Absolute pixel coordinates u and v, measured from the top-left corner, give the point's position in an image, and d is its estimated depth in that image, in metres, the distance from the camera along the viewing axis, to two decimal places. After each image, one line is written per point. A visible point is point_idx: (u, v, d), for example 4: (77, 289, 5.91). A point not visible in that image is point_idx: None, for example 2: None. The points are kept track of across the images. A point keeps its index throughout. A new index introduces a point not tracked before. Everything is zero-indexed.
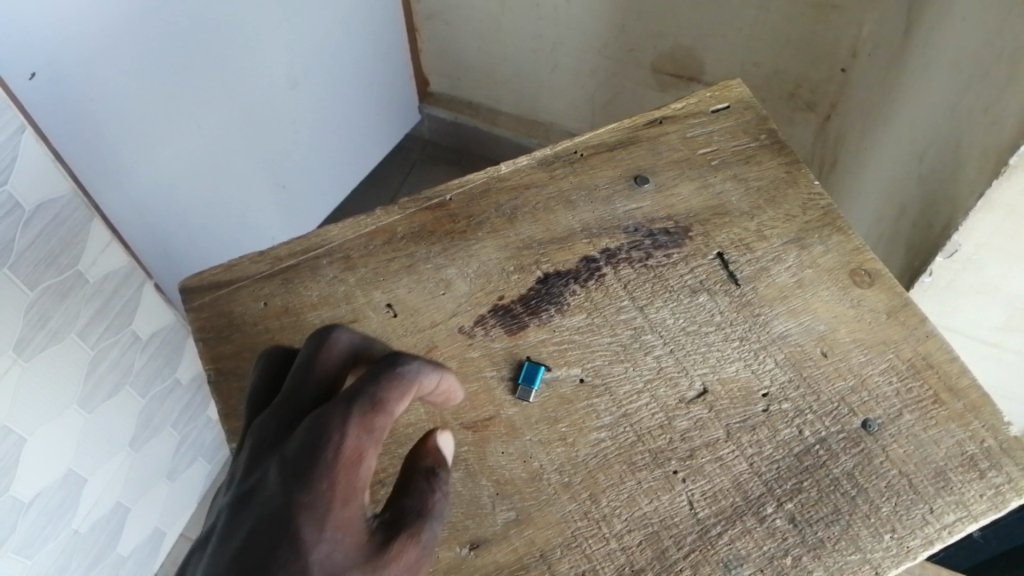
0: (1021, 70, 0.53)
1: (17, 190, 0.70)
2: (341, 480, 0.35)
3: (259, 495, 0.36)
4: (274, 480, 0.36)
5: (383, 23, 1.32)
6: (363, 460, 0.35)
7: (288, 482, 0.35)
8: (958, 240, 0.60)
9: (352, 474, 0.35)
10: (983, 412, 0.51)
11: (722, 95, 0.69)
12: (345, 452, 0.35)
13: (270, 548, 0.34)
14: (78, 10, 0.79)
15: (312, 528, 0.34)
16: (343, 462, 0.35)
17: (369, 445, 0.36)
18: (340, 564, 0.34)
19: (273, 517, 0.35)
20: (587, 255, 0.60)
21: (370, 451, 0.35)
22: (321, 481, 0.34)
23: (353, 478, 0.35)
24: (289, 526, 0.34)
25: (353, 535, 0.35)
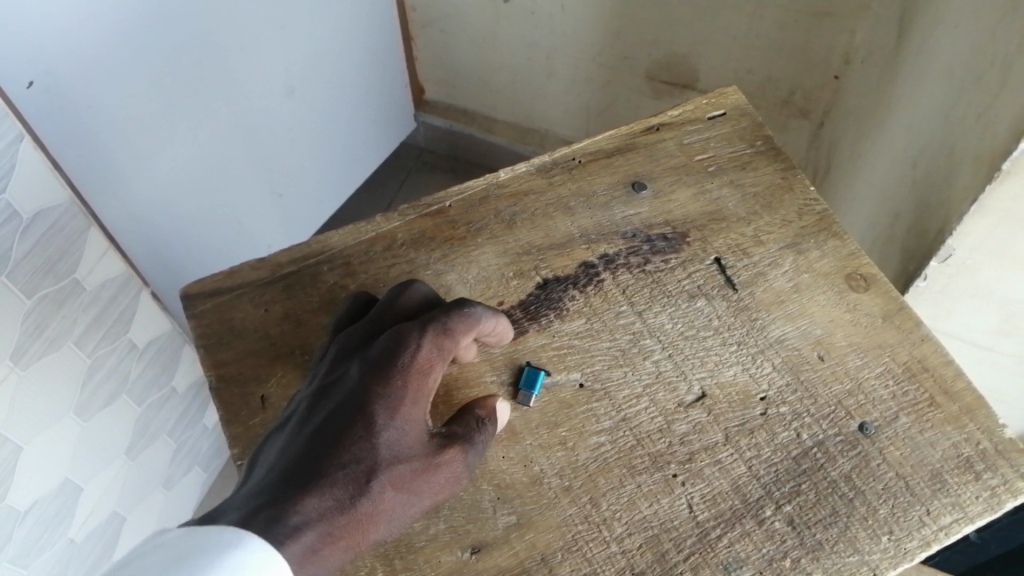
0: (1011, 77, 0.54)
1: (15, 198, 0.70)
2: (411, 381, 0.47)
3: (342, 389, 0.47)
4: (355, 378, 0.47)
5: (379, 31, 1.33)
6: (431, 370, 0.47)
7: (370, 378, 0.47)
8: (952, 245, 0.60)
9: (421, 381, 0.47)
10: (979, 414, 0.52)
11: (718, 102, 0.69)
12: (418, 362, 0.47)
13: (350, 423, 0.45)
14: (77, 19, 0.79)
15: (385, 414, 0.46)
16: (416, 368, 0.47)
17: (435, 361, 0.48)
18: (401, 444, 0.46)
19: (355, 403, 0.46)
20: (586, 261, 0.60)
21: (434, 366, 0.48)
22: (396, 379, 0.46)
23: (420, 381, 0.47)
24: (368, 410, 0.46)
25: (413, 425, 0.46)
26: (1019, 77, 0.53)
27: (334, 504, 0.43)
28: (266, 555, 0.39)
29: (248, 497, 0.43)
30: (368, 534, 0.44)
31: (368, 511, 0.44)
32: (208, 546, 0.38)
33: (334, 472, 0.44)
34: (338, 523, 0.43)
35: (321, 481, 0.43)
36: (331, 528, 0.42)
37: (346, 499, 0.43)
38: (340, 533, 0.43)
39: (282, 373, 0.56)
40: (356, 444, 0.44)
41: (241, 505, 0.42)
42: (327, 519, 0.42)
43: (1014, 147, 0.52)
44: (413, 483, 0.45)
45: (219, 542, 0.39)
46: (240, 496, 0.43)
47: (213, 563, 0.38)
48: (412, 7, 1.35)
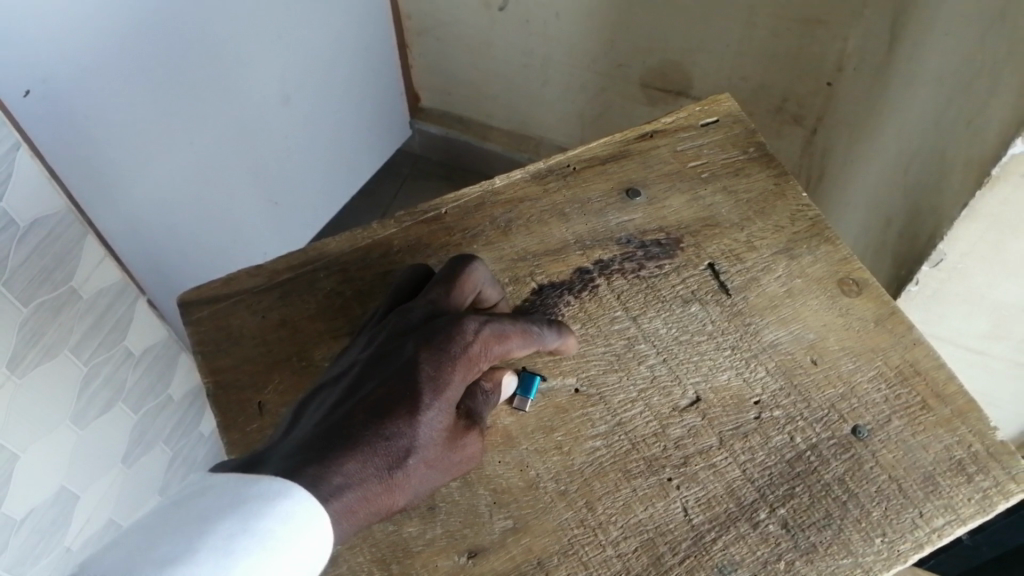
0: (1000, 83, 0.55)
1: (11, 207, 0.71)
2: (460, 367, 0.47)
3: (391, 361, 0.48)
4: (405, 354, 0.48)
5: (374, 40, 1.34)
6: (478, 360, 0.48)
7: (422, 355, 0.47)
8: (943, 250, 0.61)
9: (467, 371, 0.47)
10: (971, 417, 0.52)
11: (711, 109, 0.70)
12: (469, 351, 0.47)
13: (397, 396, 0.46)
14: (74, 28, 0.80)
15: (430, 396, 0.46)
16: (466, 356, 0.47)
17: (483, 355, 0.48)
18: (439, 426, 0.46)
19: (402, 378, 0.46)
20: (581, 267, 0.61)
21: (483, 357, 0.48)
22: (447, 364, 0.46)
23: (468, 370, 0.47)
24: (414, 388, 0.46)
25: (452, 408, 0.47)
26: (1008, 83, 0.54)
27: (369, 475, 0.44)
28: (312, 506, 0.40)
29: (291, 452, 0.43)
30: (393, 503, 0.45)
31: (398, 484, 0.45)
32: (256, 496, 0.40)
33: (374, 443, 0.44)
34: (370, 493, 0.43)
35: (361, 449, 0.44)
36: (363, 496, 0.43)
37: (381, 471, 0.44)
38: (369, 501, 0.44)
39: (279, 380, 0.57)
40: (400, 419, 0.45)
41: (285, 458, 0.43)
42: (363, 487, 0.43)
43: (1003, 152, 0.53)
44: (442, 461, 0.47)
45: (266, 492, 0.40)
46: (282, 449, 0.44)
47: (264, 511, 0.39)
48: (407, 16, 1.36)
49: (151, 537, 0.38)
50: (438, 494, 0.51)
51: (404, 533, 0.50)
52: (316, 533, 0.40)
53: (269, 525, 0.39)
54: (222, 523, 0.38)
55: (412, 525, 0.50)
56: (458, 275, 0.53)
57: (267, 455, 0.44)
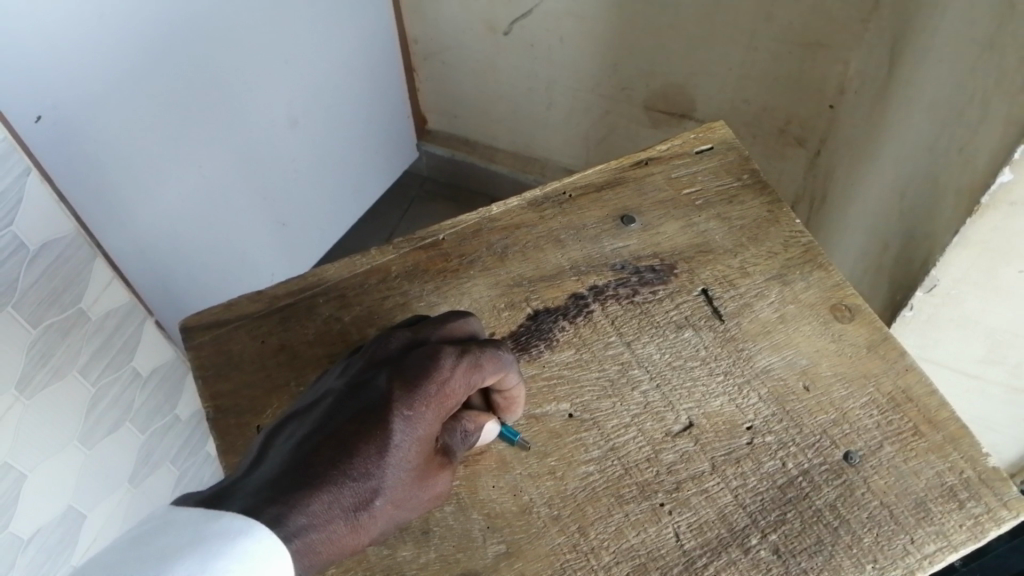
0: (991, 110, 0.56)
1: (21, 231, 0.72)
2: (433, 405, 0.47)
3: (364, 395, 0.48)
4: (378, 389, 0.48)
5: (381, 64, 1.36)
6: (452, 397, 0.48)
7: (396, 392, 0.47)
8: (937, 275, 0.61)
9: (439, 408, 0.47)
10: (963, 443, 0.53)
11: (705, 137, 0.71)
12: (443, 388, 0.47)
13: (367, 433, 0.46)
14: (85, 54, 0.82)
15: (400, 435, 0.46)
16: (441, 393, 0.47)
17: (458, 391, 0.48)
18: (408, 466, 0.46)
19: (374, 414, 0.46)
20: (575, 292, 0.62)
21: (457, 395, 0.48)
22: (421, 402, 0.47)
23: (441, 408, 0.47)
24: (386, 426, 0.46)
25: (423, 446, 0.47)
26: (996, 112, 0.55)
27: (334, 516, 0.43)
28: (270, 547, 0.40)
29: (257, 488, 0.43)
30: (358, 543, 0.45)
31: (364, 523, 0.45)
32: (216, 535, 0.40)
33: (341, 482, 0.44)
34: (335, 534, 0.43)
35: (329, 487, 0.44)
36: (327, 538, 0.43)
37: (348, 512, 0.44)
38: (333, 543, 0.43)
39: (277, 404, 0.58)
40: (368, 459, 0.45)
41: (250, 494, 0.43)
42: (326, 528, 0.43)
43: (991, 181, 0.53)
44: (409, 501, 0.47)
45: (227, 532, 0.40)
46: (248, 485, 0.44)
47: (219, 550, 0.39)
48: (414, 40, 1.38)
49: (110, 574, 0.37)
50: (432, 518, 0.52)
51: (398, 557, 0.50)
52: (277, 570, 0.40)
53: (226, 565, 0.39)
54: (181, 562, 0.38)
55: (406, 549, 0.51)
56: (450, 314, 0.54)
57: (233, 490, 0.44)
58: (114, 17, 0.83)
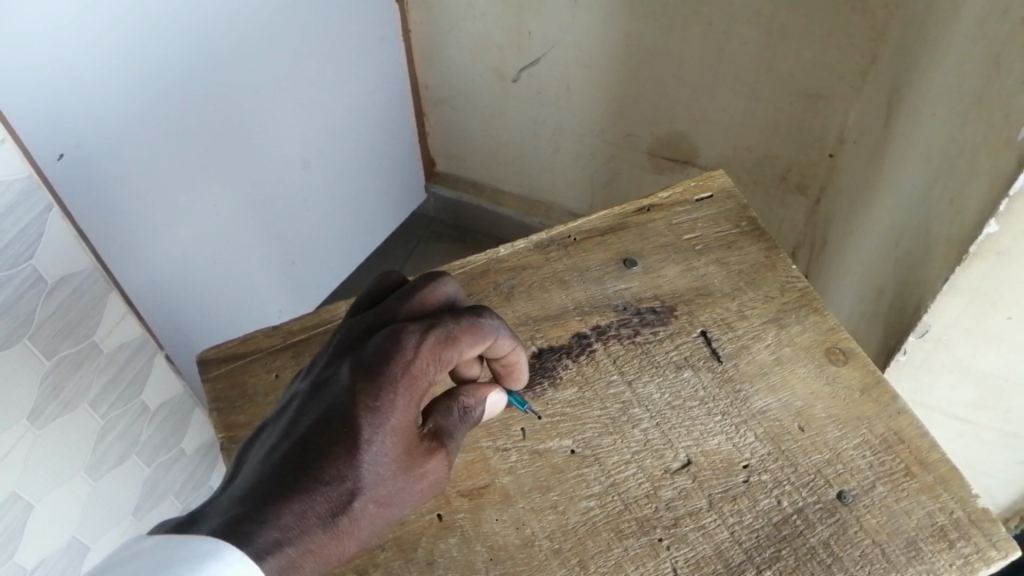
0: (978, 165, 0.58)
1: (41, 265, 0.75)
2: (401, 390, 0.46)
3: (331, 391, 0.47)
4: (344, 381, 0.47)
5: (392, 108, 1.40)
6: (424, 377, 0.47)
7: (361, 384, 0.46)
8: (928, 321, 0.63)
9: (411, 393, 0.46)
10: (953, 484, 0.54)
11: (705, 185, 0.74)
12: (411, 370, 0.46)
13: (337, 433, 0.45)
14: (109, 94, 0.85)
15: (370, 429, 0.45)
16: (407, 377, 0.46)
17: (428, 372, 0.47)
18: (386, 459, 0.46)
19: (341, 412, 0.45)
20: (579, 332, 0.64)
21: (429, 373, 0.47)
22: (387, 390, 0.45)
23: (411, 394, 0.46)
24: (354, 423, 0.45)
25: (401, 434, 0.46)
26: (983, 167, 0.57)
27: (314, 524, 0.43)
28: (242, 566, 0.41)
29: (229, 507, 0.43)
30: (345, 545, 0.45)
31: (345, 525, 0.45)
32: (186, 560, 0.40)
33: (315, 488, 0.44)
34: (318, 541, 0.44)
35: (302, 496, 0.44)
36: (308, 546, 0.43)
37: (327, 517, 0.44)
38: (316, 551, 0.44)
39: None
40: (340, 461, 0.44)
41: (221, 514, 0.43)
42: (305, 538, 0.43)
43: (978, 232, 0.56)
44: (393, 494, 0.46)
45: (197, 555, 0.40)
46: (222, 503, 0.44)
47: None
48: (425, 85, 1.42)
49: None
50: (437, 549, 0.53)
51: None
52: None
53: None
54: None
55: None
56: (422, 287, 0.53)
57: (207, 509, 0.44)
58: (138, 59, 0.87)
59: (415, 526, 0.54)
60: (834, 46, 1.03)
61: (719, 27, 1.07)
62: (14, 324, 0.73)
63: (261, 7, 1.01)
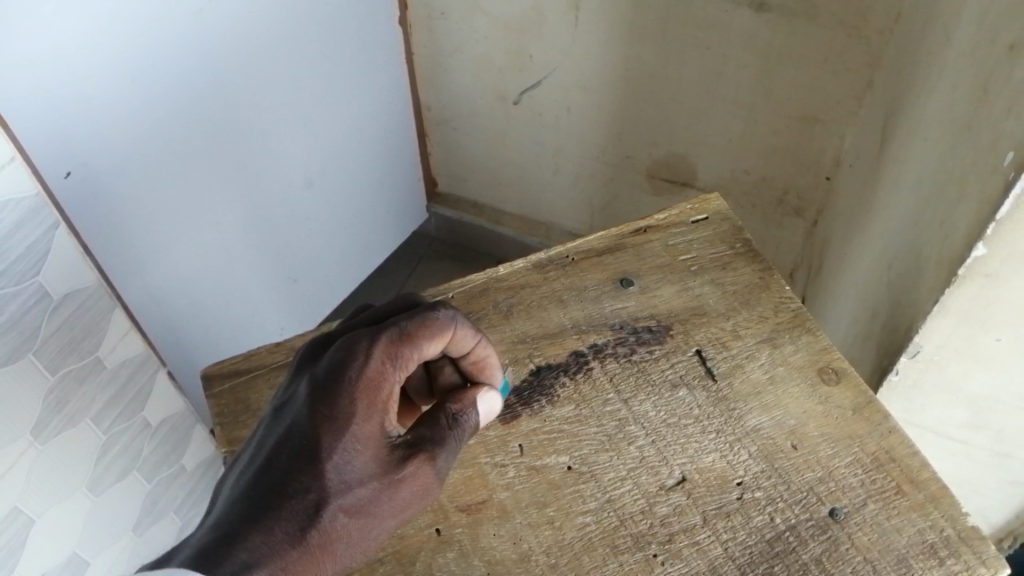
0: (967, 189, 0.60)
1: (47, 281, 0.76)
2: (359, 398, 0.48)
3: (293, 408, 0.49)
4: (303, 397, 0.49)
5: (395, 129, 1.42)
6: (383, 382, 0.48)
7: (318, 398, 0.48)
8: (919, 342, 0.64)
9: (371, 399, 0.48)
10: (943, 503, 0.55)
11: (701, 207, 0.76)
12: (365, 376, 0.48)
13: (301, 448, 0.47)
14: (117, 115, 0.87)
15: (331, 439, 0.47)
16: (363, 384, 0.48)
17: (385, 376, 0.49)
18: (353, 467, 0.47)
19: (302, 427, 0.47)
20: (576, 350, 0.65)
21: (388, 377, 0.49)
22: (343, 398, 0.47)
23: (370, 400, 0.48)
24: (315, 436, 0.47)
25: (366, 441, 0.48)
26: (972, 191, 0.59)
27: (285, 540, 0.45)
28: None
29: (200, 535, 0.45)
30: (322, 557, 0.47)
31: (318, 537, 0.46)
32: None
33: (282, 505, 0.46)
34: (292, 557, 0.45)
35: (271, 514, 0.46)
36: (283, 563, 0.45)
37: (296, 532, 0.46)
38: (292, 569, 0.45)
39: None
40: (305, 475, 0.46)
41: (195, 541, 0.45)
42: (278, 555, 0.45)
43: (966, 255, 0.57)
44: (366, 501, 0.48)
45: None
46: (197, 530, 0.46)
47: None
48: (428, 106, 1.44)
49: None
50: (435, 563, 0.54)
51: None
52: None
53: None
54: None
55: None
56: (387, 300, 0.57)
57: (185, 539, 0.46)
58: (146, 80, 0.89)
59: (413, 540, 0.55)
60: (831, 70, 1.04)
61: (717, 51, 1.09)
62: (18, 341, 0.75)
63: (267, 29, 1.03)
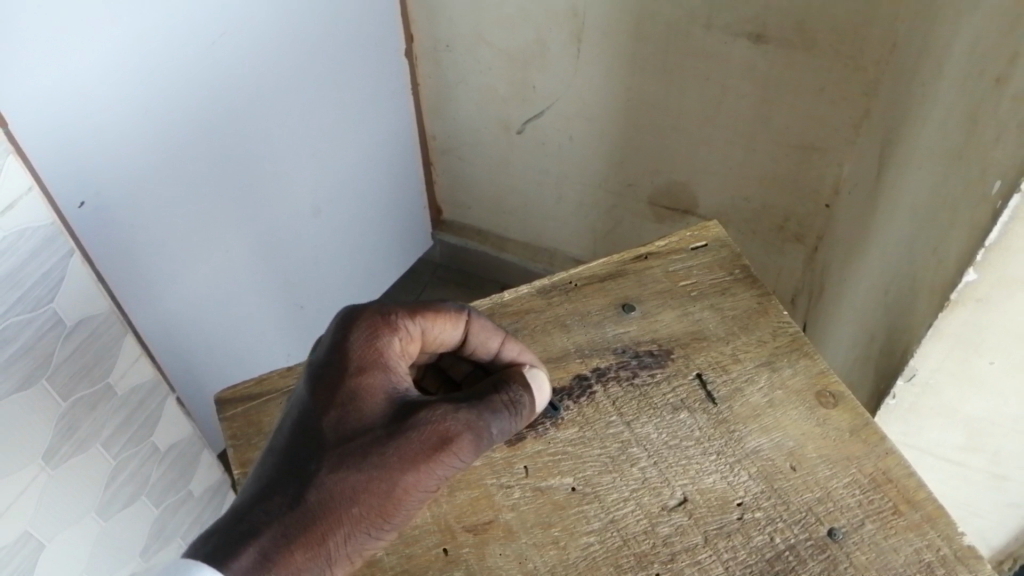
0: (958, 217, 0.62)
1: (60, 308, 0.78)
2: (351, 361, 0.54)
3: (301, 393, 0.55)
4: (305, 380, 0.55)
5: (401, 157, 1.44)
6: (373, 346, 0.55)
7: (317, 372, 0.54)
8: (915, 367, 0.66)
9: (363, 361, 0.54)
10: (939, 523, 0.56)
11: (700, 234, 0.78)
12: (355, 342, 0.55)
13: (305, 417, 0.52)
14: (129, 146, 0.90)
15: (327, 402, 0.52)
16: (355, 351, 0.54)
17: (375, 342, 0.55)
18: (351, 423, 0.51)
19: (304, 399, 0.53)
20: (579, 374, 0.67)
21: (377, 344, 0.55)
22: (337, 365, 0.54)
23: (363, 361, 0.54)
24: (315, 402, 0.53)
25: (362, 398, 0.52)
26: (963, 217, 0.60)
27: (284, 503, 0.49)
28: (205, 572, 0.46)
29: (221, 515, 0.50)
30: (330, 515, 0.49)
31: (321, 494, 0.49)
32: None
33: (286, 472, 0.50)
34: (291, 518, 0.48)
35: (276, 482, 0.50)
36: (283, 523, 0.48)
37: (298, 493, 0.49)
38: (297, 530, 0.48)
39: None
40: (306, 441, 0.51)
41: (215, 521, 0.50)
42: (282, 517, 0.48)
43: (957, 280, 0.58)
44: (370, 454, 0.50)
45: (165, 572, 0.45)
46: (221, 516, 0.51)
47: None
48: (433, 136, 1.47)
49: None
50: None
51: None
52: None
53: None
54: None
55: None
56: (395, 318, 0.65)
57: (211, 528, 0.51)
58: (158, 111, 0.92)
59: (421, 559, 0.57)
60: (828, 100, 1.07)
61: (716, 82, 1.12)
62: (31, 367, 0.76)
63: (277, 62, 1.06)
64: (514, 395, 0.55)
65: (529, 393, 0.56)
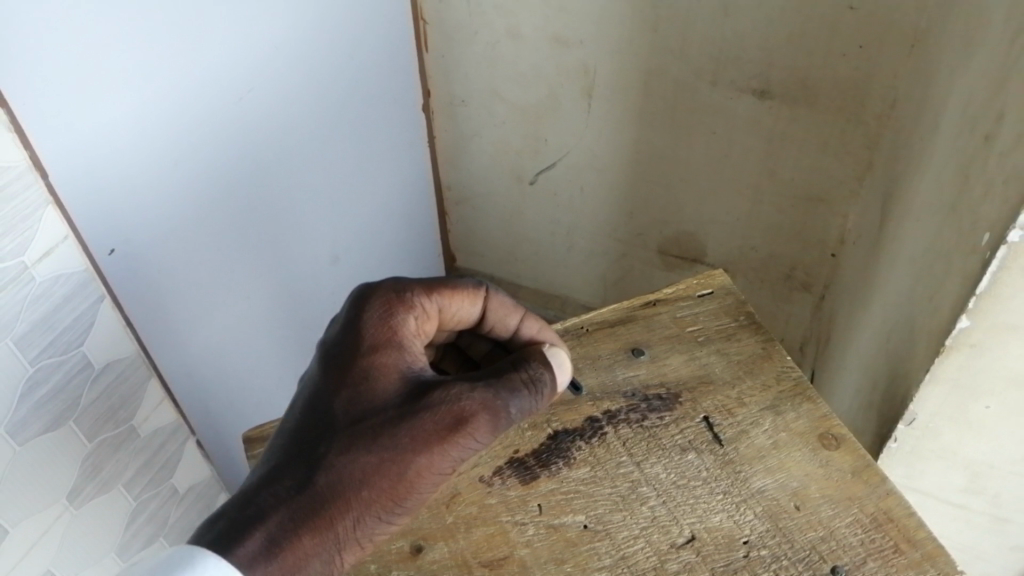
0: (952, 266, 0.65)
1: (89, 351, 0.81)
2: (365, 338, 0.57)
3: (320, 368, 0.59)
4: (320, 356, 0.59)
5: (416, 208, 1.49)
6: (387, 324, 0.58)
7: (333, 348, 0.58)
8: (914, 411, 0.68)
9: (376, 339, 0.57)
10: (939, 561, 0.58)
11: (706, 283, 0.81)
12: (370, 319, 0.58)
13: (320, 395, 0.56)
14: (165, 209, 0.93)
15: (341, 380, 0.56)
16: (369, 329, 0.58)
17: (387, 319, 0.59)
18: (363, 402, 0.54)
19: (320, 377, 0.57)
20: (591, 416, 0.70)
21: (388, 325, 0.58)
22: (352, 342, 0.57)
23: (377, 338, 0.57)
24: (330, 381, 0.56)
25: (375, 377, 0.55)
26: (956, 267, 0.64)
27: (291, 485, 0.52)
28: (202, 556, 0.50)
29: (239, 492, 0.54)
30: (339, 496, 0.52)
31: (330, 475, 0.52)
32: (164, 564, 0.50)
33: (298, 452, 0.54)
34: (298, 501, 0.52)
35: (287, 463, 0.54)
36: (291, 504, 0.52)
37: (306, 476, 0.53)
38: (305, 509, 0.52)
39: None
40: (319, 421, 0.55)
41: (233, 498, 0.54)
42: (291, 497, 0.52)
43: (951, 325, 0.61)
44: (381, 436, 0.53)
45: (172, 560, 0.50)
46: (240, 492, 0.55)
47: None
48: (448, 187, 1.52)
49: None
50: None
51: None
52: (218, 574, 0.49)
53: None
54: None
55: None
56: None
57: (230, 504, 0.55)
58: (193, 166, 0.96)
59: None
60: (831, 153, 1.11)
61: (723, 136, 1.16)
62: (61, 408, 0.80)
63: (302, 119, 1.12)
64: (531, 372, 0.57)
65: (548, 370, 0.58)
